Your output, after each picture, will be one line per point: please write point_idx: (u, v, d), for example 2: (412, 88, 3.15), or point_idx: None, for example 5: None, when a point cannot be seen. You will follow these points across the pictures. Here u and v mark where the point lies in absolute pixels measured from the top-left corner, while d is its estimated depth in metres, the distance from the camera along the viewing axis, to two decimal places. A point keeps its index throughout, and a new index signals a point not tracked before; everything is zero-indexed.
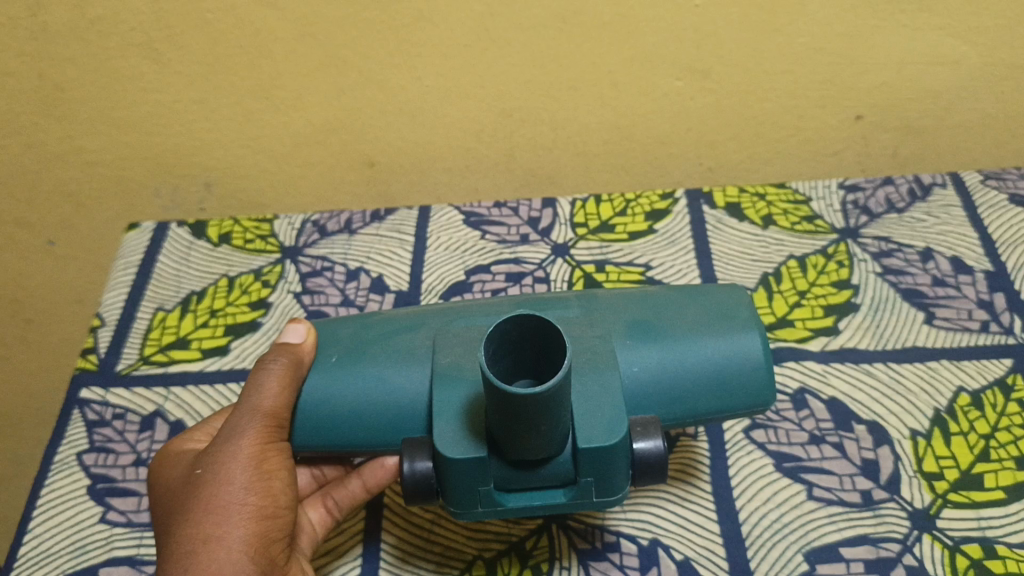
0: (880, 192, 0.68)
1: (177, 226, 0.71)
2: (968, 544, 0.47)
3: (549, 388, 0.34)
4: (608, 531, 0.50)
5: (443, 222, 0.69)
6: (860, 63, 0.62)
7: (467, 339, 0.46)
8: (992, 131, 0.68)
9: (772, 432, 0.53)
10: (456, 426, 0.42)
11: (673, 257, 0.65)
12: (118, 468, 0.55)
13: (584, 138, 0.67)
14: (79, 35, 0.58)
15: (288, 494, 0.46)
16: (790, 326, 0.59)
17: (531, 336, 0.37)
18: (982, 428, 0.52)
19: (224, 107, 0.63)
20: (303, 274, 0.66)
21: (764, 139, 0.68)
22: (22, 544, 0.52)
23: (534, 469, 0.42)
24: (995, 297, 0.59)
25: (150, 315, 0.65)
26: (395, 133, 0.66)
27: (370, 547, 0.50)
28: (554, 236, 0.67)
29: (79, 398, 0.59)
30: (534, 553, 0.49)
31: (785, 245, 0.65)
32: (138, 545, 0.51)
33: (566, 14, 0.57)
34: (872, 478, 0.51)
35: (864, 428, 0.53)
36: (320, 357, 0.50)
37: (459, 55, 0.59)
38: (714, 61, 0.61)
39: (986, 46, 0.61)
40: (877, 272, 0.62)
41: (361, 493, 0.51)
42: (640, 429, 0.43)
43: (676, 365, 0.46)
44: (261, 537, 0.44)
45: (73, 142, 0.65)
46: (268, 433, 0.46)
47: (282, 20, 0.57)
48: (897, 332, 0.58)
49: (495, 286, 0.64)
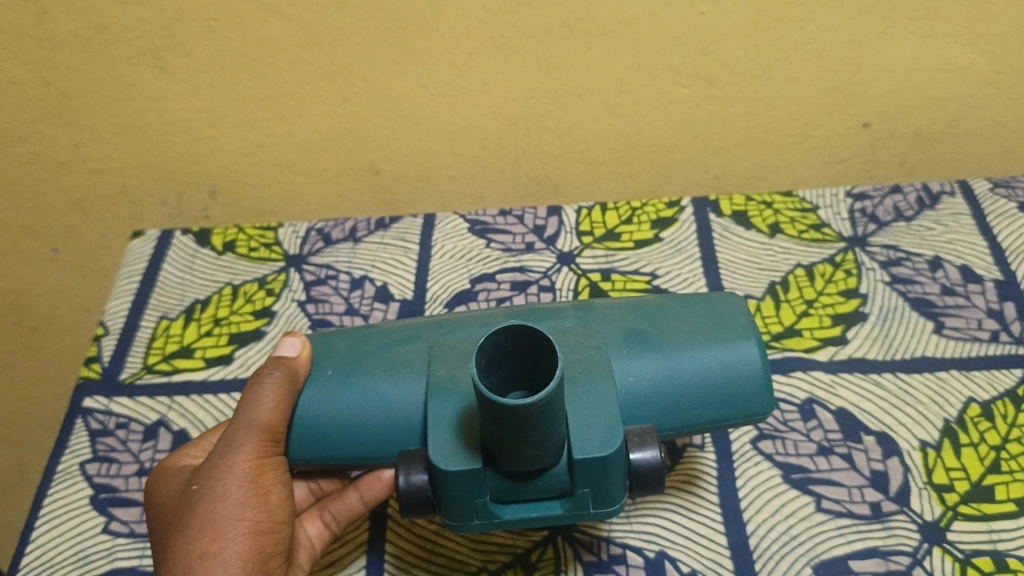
0: (888, 200, 0.67)
1: (181, 234, 0.71)
2: (979, 557, 0.47)
3: (542, 398, 0.34)
4: (613, 543, 0.49)
5: (449, 229, 0.69)
6: (867, 71, 0.62)
7: (462, 350, 0.45)
8: (999, 139, 0.67)
9: (779, 443, 0.53)
10: (450, 438, 0.42)
11: (678, 267, 0.64)
12: (122, 478, 0.55)
13: (589, 146, 0.67)
14: (84, 44, 0.58)
15: (285, 508, 0.46)
16: (797, 336, 0.58)
17: (524, 347, 0.37)
18: (993, 439, 0.52)
19: (229, 116, 0.63)
20: (307, 282, 0.66)
21: (771, 147, 0.67)
22: (24, 555, 0.51)
23: (531, 481, 0.41)
24: (1005, 306, 0.59)
25: (154, 323, 0.65)
26: (400, 141, 0.65)
27: (373, 557, 0.50)
28: (559, 244, 0.67)
29: (83, 407, 0.59)
30: (540, 565, 0.49)
31: (793, 254, 0.64)
32: (141, 555, 0.51)
33: (572, 22, 0.57)
34: (882, 490, 0.50)
35: (873, 439, 0.52)
36: (316, 370, 0.49)
37: (464, 64, 0.59)
38: (722, 69, 0.61)
39: (995, 53, 0.61)
40: (886, 281, 0.61)
41: (359, 508, 0.50)
42: (638, 439, 0.43)
43: (673, 375, 0.46)
44: (259, 552, 0.44)
45: (77, 150, 0.65)
46: (264, 447, 0.46)
47: (286, 28, 0.57)
48: (906, 342, 0.57)
49: (500, 295, 0.63)
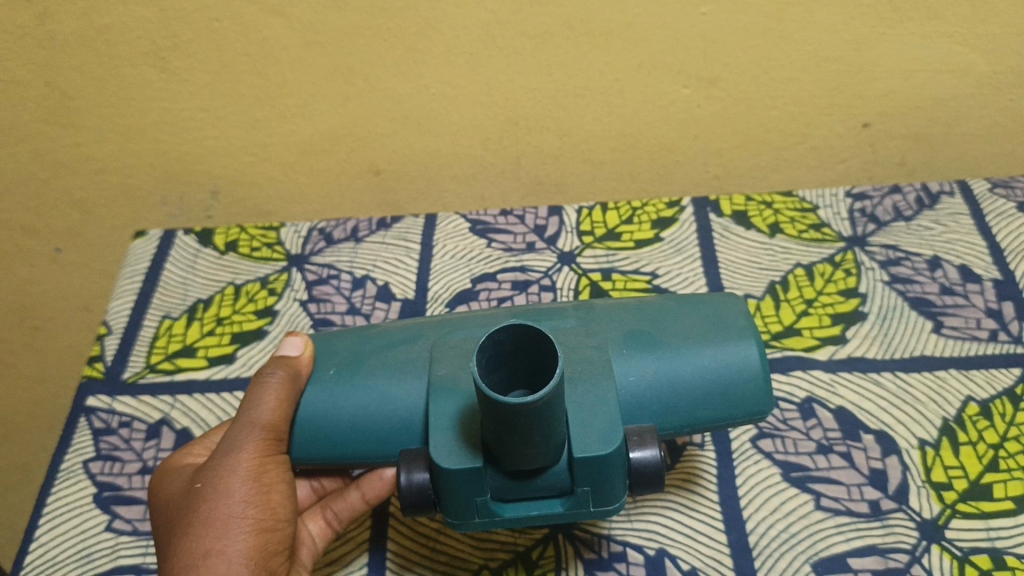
0: (887, 200, 0.68)
1: (183, 234, 0.71)
2: (977, 555, 0.47)
3: (542, 396, 0.34)
4: (613, 540, 0.50)
5: (449, 229, 0.69)
6: (866, 71, 0.62)
7: (463, 350, 0.46)
8: (999, 139, 0.68)
9: (779, 442, 0.53)
10: (451, 437, 0.42)
11: (679, 266, 0.65)
12: (125, 476, 0.55)
13: (590, 147, 0.67)
14: (87, 45, 0.58)
15: (287, 506, 0.47)
16: (797, 335, 0.59)
17: (525, 347, 0.37)
18: (991, 437, 0.52)
19: (231, 116, 0.63)
20: (309, 282, 0.66)
21: (771, 147, 0.68)
22: (28, 553, 0.52)
23: (531, 480, 0.42)
24: (1004, 306, 0.59)
25: (156, 323, 0.65)
26: (401, 141, 0.66)
27: (375, 555, 0.50)
28: (560, 244, 0.67)
29: (85, 406, 0.59)
30: (540, 563, 0.49)
31: (792, 254, 0.64)
32: (144, 553, 0.51)
33: (572, 22, 0.57)
34: (881, 488, 0.50)
35: (872, 437, 0.53)
36: (318, 370, 0.49)
37: (465, 64, 0.59)
38: (722, 69, 0.61)
39: (994, 54, 0.61)
40: (885, 280, 0.62)
41: (361, 506, 0.51)
42: (638, 439, 0.43)
43: (672, 375, 0.46)
44: (261, 550, 0.44)
45: (79, 150, 0.66)
46: (267, 446, 0.46)
47: (288, 28, 0.57)
48: (905, 341, 0.57)
49: (501, 295, 0.64)
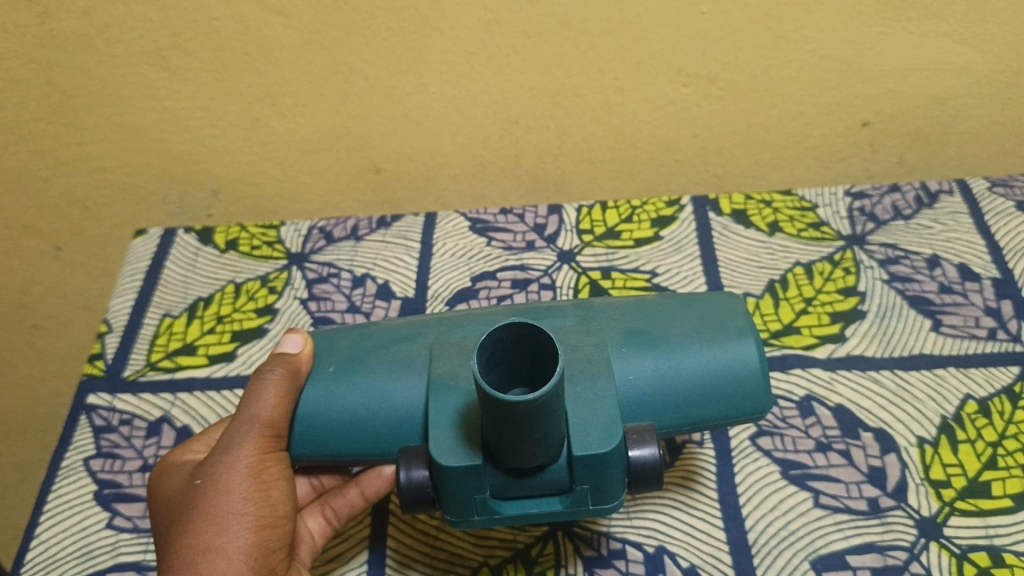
0: (886, 199, 0.68)
1: (183, 233, 0.71)
2: (975, 553, 0.47)
3: (543, 393, 0.34)
4: (613, 538, 0.50)
5: (449, 227, 0.69)
6: (865, 70, 0.62)
7: (463, 347, 0.46)
8: (997, 138, 0.68)
9: (778, 440, 0.53)
10: (451, 434, 0.42)
11: (678, 265, 0.65)
12: (125, 474, 0.55)
13: (589, 146, 0.67)
14: (88, 44, 0.58)
15: (287, 503, 0.47)
16: (796, 333, 0.59)
17: (524, 344, 0.37)
18: (990, 435, 0.52)
19: (231, 115, 0.63)
20: (310, 280, 0.66)
21: (770, 146, 0.68)
22: (28, 549, 0.52)
23: (531, 477, 0.42)
24: (1002, 304, 0.59)
25: (157, 321, 0.65)
26: (401, 140, 0.66)
27: (375, 553, 0.50)
28: (560, 243, 0.67)
29: (86, 404, 0.59)
30: (540, 560, 0.49)
31: (791, 253, 0.65)
32: (144, 550, 0.51)
33: (572, 22, 0.57)
34: (879, 486, 0.50)
35: (870, 436, 0.53)
36: (317, 368, 0.49)
37: (465, 63, 0.60)
38: (721, 68, 0.61)
39: (992, 53, 0.61)
40: (884, 279, 0.62)
41: (360, 503, 0.51)
42: (637, 437, 0.43)
43: (671, 373, 0.46)
44: (261, 547, 0.45)
45: (80, 149, 0.66)
46: (267, 443, 0.46)
47: (288, 27, 0.57)
48: (904, 339, 0.58)
49: (501, 293, 0.64)
